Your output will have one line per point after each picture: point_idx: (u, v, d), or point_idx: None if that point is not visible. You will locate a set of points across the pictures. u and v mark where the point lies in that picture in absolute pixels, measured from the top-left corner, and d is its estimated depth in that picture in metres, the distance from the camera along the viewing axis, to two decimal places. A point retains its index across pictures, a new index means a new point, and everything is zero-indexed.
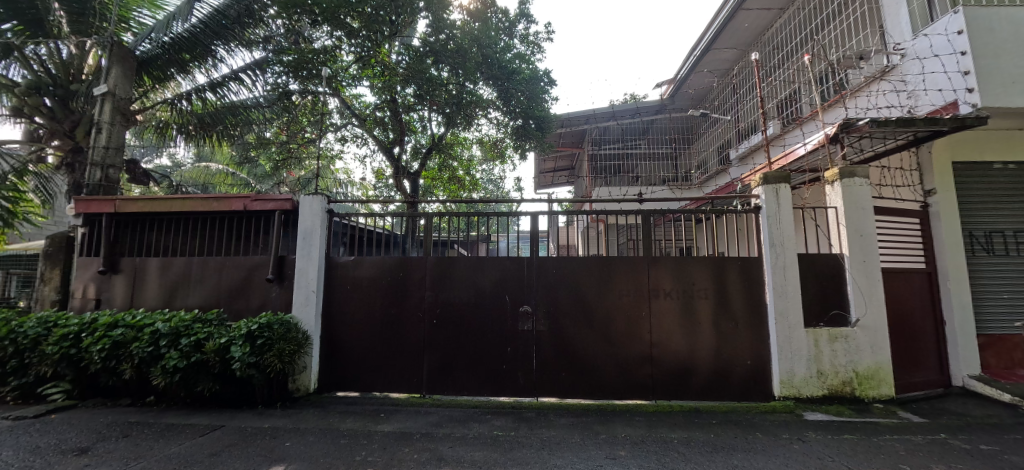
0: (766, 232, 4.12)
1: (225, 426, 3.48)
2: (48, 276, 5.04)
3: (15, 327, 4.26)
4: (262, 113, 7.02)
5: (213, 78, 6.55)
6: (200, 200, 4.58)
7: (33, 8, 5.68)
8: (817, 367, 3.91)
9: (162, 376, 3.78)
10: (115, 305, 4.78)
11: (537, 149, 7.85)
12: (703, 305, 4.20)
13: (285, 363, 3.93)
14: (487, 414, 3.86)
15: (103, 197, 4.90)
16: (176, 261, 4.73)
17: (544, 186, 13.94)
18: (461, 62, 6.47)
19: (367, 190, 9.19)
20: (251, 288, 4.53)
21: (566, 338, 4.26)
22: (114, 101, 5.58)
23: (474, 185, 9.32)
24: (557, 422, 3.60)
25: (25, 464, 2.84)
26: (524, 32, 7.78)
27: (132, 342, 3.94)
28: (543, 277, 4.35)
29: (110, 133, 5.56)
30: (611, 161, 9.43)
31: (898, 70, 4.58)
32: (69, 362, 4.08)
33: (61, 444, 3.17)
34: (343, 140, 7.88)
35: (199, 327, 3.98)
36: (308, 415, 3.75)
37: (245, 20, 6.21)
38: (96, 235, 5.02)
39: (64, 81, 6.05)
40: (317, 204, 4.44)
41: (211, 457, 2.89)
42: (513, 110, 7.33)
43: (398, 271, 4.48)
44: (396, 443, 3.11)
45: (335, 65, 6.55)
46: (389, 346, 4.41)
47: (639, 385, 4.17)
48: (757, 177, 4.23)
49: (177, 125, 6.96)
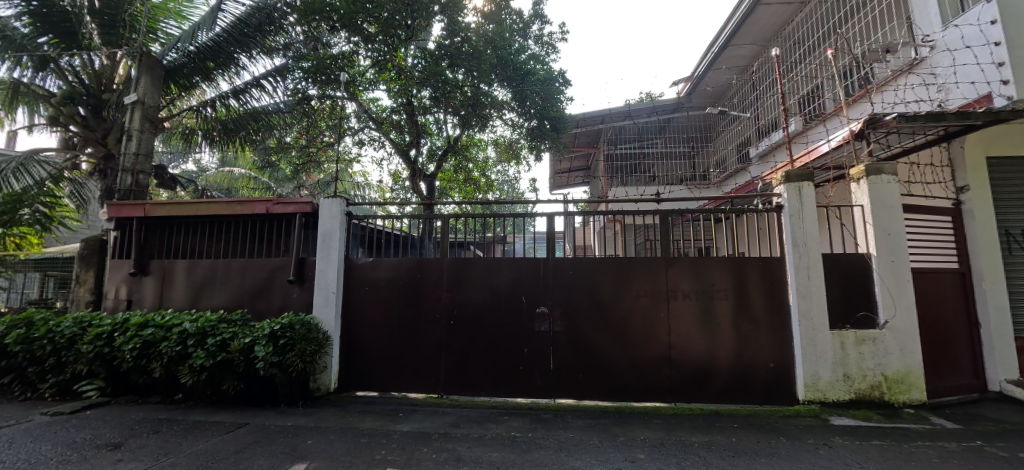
0: (788, 231, 4.01)
1: (250, 424, 3.57)
2: (83, 278, 5.25)
3: (53, 327, 4.46)
4: (282, 119, 7.18)
5: (236, 85, 6.73)
6: (225, 204, 4.72)
7: (67, 21, 5.90)
8: (843, 370, 3.79)
9: (189, 375, 3.90)
10: (145, 306, 4.96)
11: (553, 149, 7.84)
12: (723, 307, 4.12)
13: (306, 362, 4.01)
14: (504, 414, 3.87)
15: (133, 201, 5.09)
16: (202, 263, 4.87)
17: (559, 187, 13.89)
18: (476, 65, 6.47)
19: (384, 192, 9.33)
20: (273, 289, 4.64)
21: (582, 339, 4.24)
22: (143, 109, 5.78)
23: (490, 187, 9.36)
24: (575, 424, 3.58)
25: (63, 458, 2.97)
26: (539, 33, 7.78)
27: (161, 341, 4.08)
28: (559, 278, 4.33)
29: (139, 140, 5.77)
30: (627, 161, 9.36)
31: (927, 63, 4.44)
32: (102, 361, 4.25)
33: (95, 439, 3.30)
34: (361, 143, 8.02)
35: (225, 327, 4.10)
36: (328, 414, 3.82)
37: (267, 28, 6.38)
38: (127, 238, 5.22)
39: (96, 91, 6.29)
40: (336, 207, 4.52)
41: (236, 454, 2.96)
42: (528, 110, 7.36)
43: (415, 272, 4.53)
44: (414, 443, 3.14)
45: (353, 70, 6.64)
46: (406, 346, 4.45)
47: (657, 388, 4.12)
48: (779, 175, 4.13)
49: (203, 132, 7.20)
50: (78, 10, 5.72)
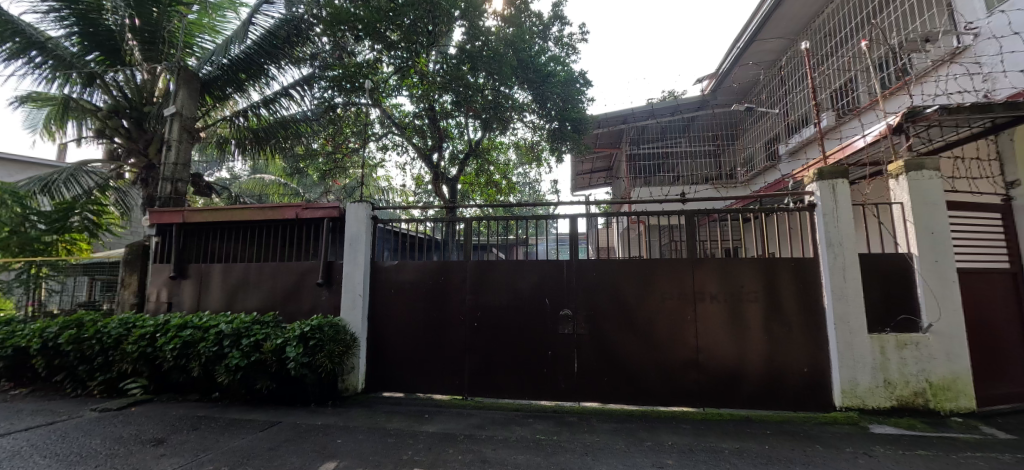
0: (822, 231, 3.87)
1: (282, 422, 3.68)
2: (127, 281, 5.54)
3: (101, 327, 4.73)
4: (309, 126, 7.41)
5: (266, 95, 7.04)
6: (257, 210, 4.90)
7: (111, 39, 6.25)
8: (884, 376, 3.62)
9: (226, 374, 4.06)
10: (184, 308, 5.20)
11: (574, 150, 7.81)
12: (753, 309, 4.00)
13: (335, 363, 4.12)
14: (529, 417, 3.86)
15: (173, 209, 5.37)
16: (237, 267, 5.07)
17: (580, 188, 13.79)
18: (497, 68, 6.52)
19: (407, 196, 9.49)
20: (303, 291, 4.78)
21: (607, 342, 4.19)
22: (182, 120, 6.08)
23: (512, 189, 9.38)
24: (600, 428, 3.54)
25: (112, 452, 3.13)
26: (558, 35, 7.77)
27: (199, 341, 4.26)
28: (582, 280, 4.30)
29: (178, 150, 6.06)
30: (650, 161, 9.22)
31: (970, 52, 4.22)
32: (145, 360, 4.48)
33: (140, 435, 3.47)
34: (385, 148, 8.17)
35: (258, 328, 4.25)
36: (356, 414, 3.90)
37: (294, 39, 6.62)
38: (168, 243, 5.50)
39: (139, 104, 6.65)
40: (362, 211, 4.62)
41: (271, 451, 3.07)
42: (549, 112, 7.35)
43: (439, 275, 4.58)
44: (440, 444, 3.17)
45: (376, 77, 6.79)
46: (431, 348, 4.51)
47: (685, 392, 4.02)
48: (811, 173, 4.00)
49: (236, 141, 7.54)
50: (122, 29, 6.05)
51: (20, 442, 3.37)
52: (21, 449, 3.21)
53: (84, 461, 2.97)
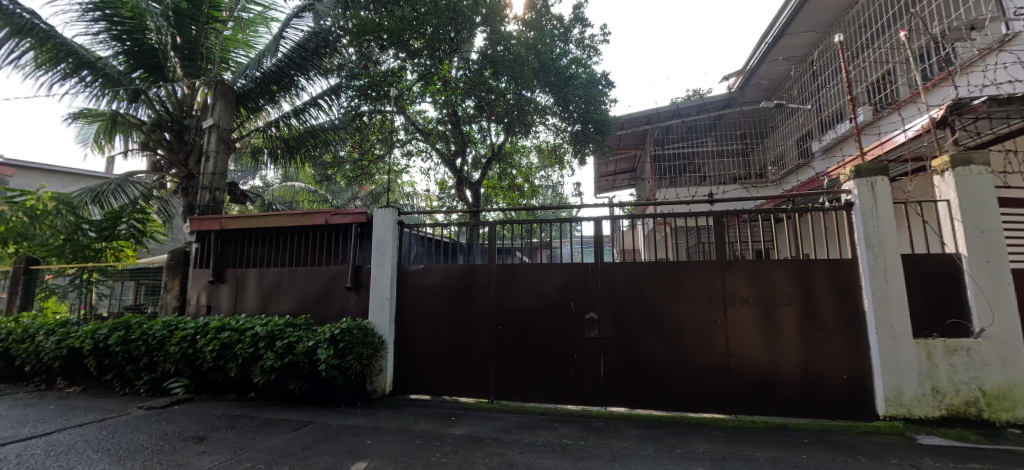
0: (860, 231, 3.70)
1: (314, 423, 3.79)
2: (170, 285, 5.82)
3: (146, 330, 4.99)
4: (337, 134, 7.62)
5: (297, 106, 7.31)
6: (289, 216, 5.08)
7: (154, 57, 6.61)
8: (931, 384, 3.42)
9: (261, 375, 4.21)
10: (222, 311, 5.44)
11: (597, 152, 7.74)
12: (788, 313, 3.85)
13: (363, 365, 4.21)
14: (555, 421, 3.84)
15: (211, 216, 5.64)
16: (270, 272, 5.25)
17: (604, 190, 13.65)
18: (519, 72, 6.54)
19: (431, 200, 9.66)
20: (332, 295, 4.92)
21: (634, 346, 4.12)
22: (219, 132, 6.39)
23: (535, 192, 9.40)
24: (628, 433, 3.48)
25: (157, 448, 3.30)
26: (580, 37, 7.74)
27: (236, 343, 4.44)
28: (607, 283, 4.26)
29: (215, 160, 6.36)
30: (676, 161, 9.07)
31: (1021, 39, 3.97)
32: (187, 361, 4.70)
33: (183, 432, 3.64)
34: (409, 154, 8.34)
35: (291, 330, 4.40)
36: (384, 416, 3.97)
37: (323, 50, 6.84)
38: (207, 249, 5.77)
39: (179, 117, 7.00)
40: (388, 216, 4.72)
41: (304, 450, 3.16)
42: (571, 115, 7.33)
43: (464, 278, 4.63)
44: (467, 446, 3.19)
45: (401, 85, 6.95)
46: (457, 351, 4.55)
47: (716, 398, 3.91)
48: (848, 171, 3.84)
49: (269, 150, 7.84)
50: (165, 47, 6.39)
51: (75, 437, 3.59)
52: (76, 444, 3.42)
53: (132, 456, 3.14)
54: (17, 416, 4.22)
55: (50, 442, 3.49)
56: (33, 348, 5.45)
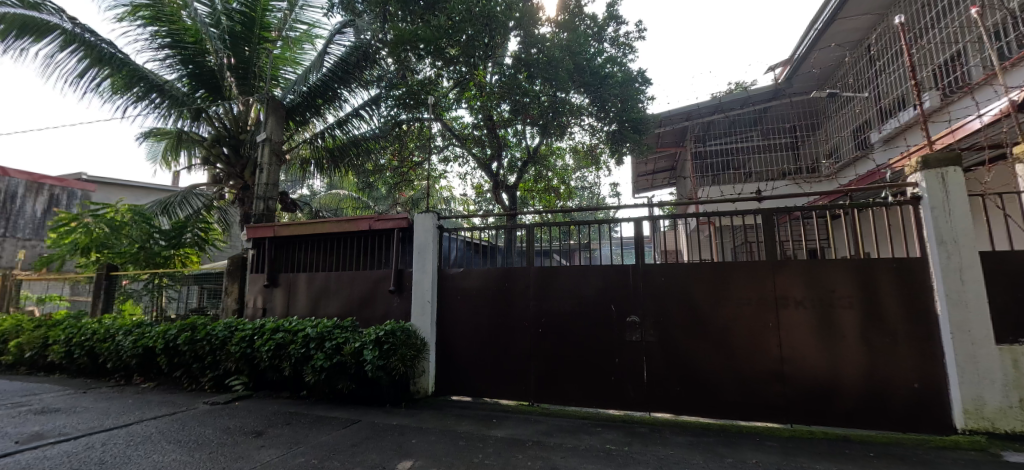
0: (929, 227, 3.40)
1: (362, 421, 3.93)
2: (230, 289, 6.26)
3: (210, 330, 5.37)
4: (378, 143, 7.92)
5: (340, 117, 7.74)
6: (335, 223, 5.33)
7: (213, 78, 7.11)
8: (1019, 395, 3.08)
9: (312, 374, 4.44)
10: (276, 313, 5.78)
11: (635, 152, 7.58)
12: (848, 316, 3.59)
13: (407, 366, 4.33)
14: (597, 425, 3.79)
15: (266, 224, 6.01)
16: (319, 276, 5.52)
17: (642, 190, 13.36)
18: (554, 73, 6.53)
19: (468, 204, 9.87)
20: (377, 298, 5.10)
21: (678, 350, 3.99)
22: (272, 145, 6.81)
23: (571, 194, 9.37)
24: (674, 440, 3.38)
25: (222, 441, 3.54)
26: (614, 35, 7.60)
27: (290, 343, 4.70)
28: (649, 285, 4.15)
29: (269, 172, 6.79)
30: (720, 158, 8.74)
31: None
32: (245, 359, 5.02)
33: (244, 427, 3.89)
34: (447, 160, 8.54)
35: (338, 332, 4.60)
36: (428, 416, 4.06)
37: (363, 63, 7.13)
38: (261, 255, 6.13)
39: (236, 133, 7.50)
40: (429, 220, 4.82)
41: (353, 447, 3.29)
42: (608, 114, 7.21)
43: (503, 281, 4.66)
44: (509, 449, 3.20)
45: (437, 92, 7.13)
46: (497, 353, 4.59)
47: (768, 406, 3.72)
48: (914, 161, 3.55)
49: (315, 160, 8.26)
50: (222, 68, 6.86)
51: (151, 429, 3.92)
52: (152, 435, 3.73)
53: (200, 448, 3.38)
54: (102, 409, 4.67)
55: (130, 433, 3.82)
56: (113, 347, 6.00)
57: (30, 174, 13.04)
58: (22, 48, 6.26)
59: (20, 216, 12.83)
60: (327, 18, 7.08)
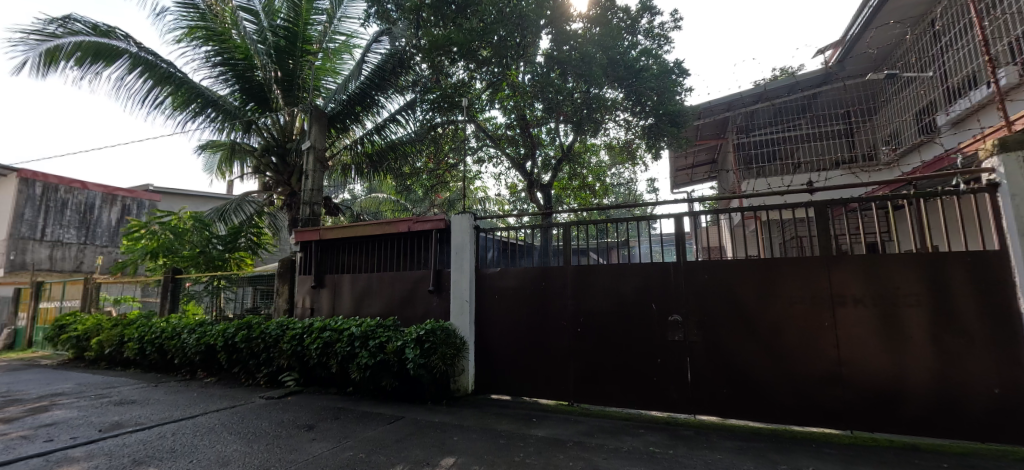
0: (1010, 217, 3.09)
1: (405, 418, 4.05)
2: (280, 290, 6.59)
3: (264, 329, 5.71)
4: (414, 147, 8.12)
5: (378, 123, 8.01)
6: (376, 225, 5.52)
7: (261, 90, 7.45)
8: None
9: (358, 371, 4.62)
10: (323, 313, 6.06)
11: (673, 145, 7.35)
12: (915, 315, 3.32)
13: (447, 365, 4.43)
14: (639, 427, 3.71)
15: (312, 228, 6.32)
16: (362, 277, 5.73)
17: (681, 185, 12.95)
18: (587, 70, 6.45)
19: (503, 204, 10.02)
20: (417, 298, 5.23)
21: (725, 351, 3.83)
22: (316, 152, 7.15)
23: (606, 191, 9.26)
24: (721, 444, 3.25)
25: (277, 433, 3.75)
26: (649, 26, 7.38)
27: (336, 342, 4.93)
28: (692, 283, 4.02)
29: (313, 178, 7.13)
30: (766, 148, 8.35)
31: None
32: (296, 357, 5.30)
33: (296, 420, 4.10)
34: (481, 161, 8.65)
35: (382, 331, 4.78)
36: (468, 414, 4.12)
37: (398, 70, 7.33)
38: (308, 257, 6.44)
39: (282, 142, 7.90)
40: (465, 221, 4.90)
41: (398, 443, 3.39)
42: (644, 108, 7.01)
43: (540, 280, 4.66)
44: (551, 448, 3.19)
45: (470, 94, 7.23)
46: (535, 352, 4.60)
47: (825, 411, 3.50)
48: (990, 145, 3.23)
49: (355, 166, 8.55)
50: (270, 82, 7.26)
51: (215, 420, 4.22)
52: (216, 427, 4.01)
53: (258, 440, 3.60)
54: (172, 401, 5.07)
55: (196, 424, 4.13)
56: (179, 344, 6.50)
57: (105, 186, 14.39)
58: (97, 72, 6.89)
59: (98, 225, 14.19)
60: (364, 28, 7.34)
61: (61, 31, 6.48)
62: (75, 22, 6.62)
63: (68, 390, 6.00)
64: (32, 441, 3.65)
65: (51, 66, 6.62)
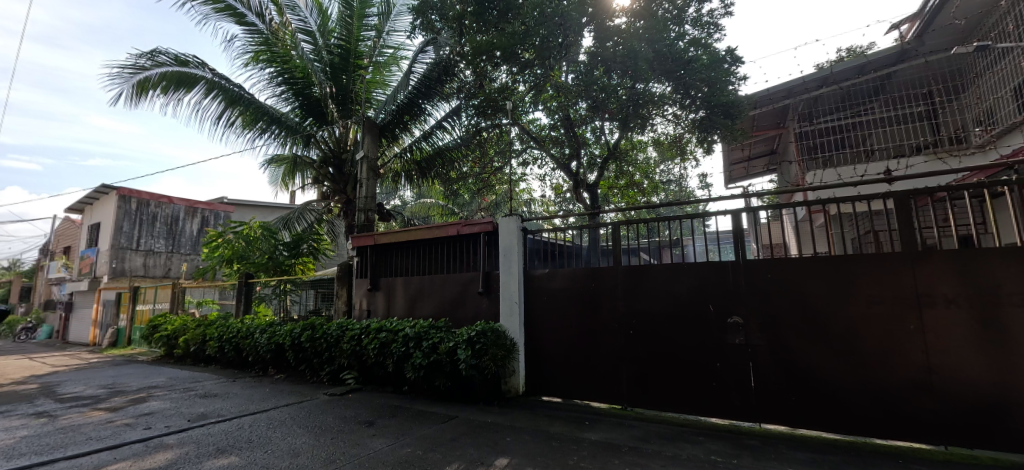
0: None
1: (458, 417, 4.13)
2: (340, 293, 6.97)
3: (326, 330, 6.08)
4: (459, 152, 8.32)
5: (425, 130, 8.30)
6: (426, 230, 5.69)
7: (319, 106, 7.95)
8: None
9: (412, 371, 4.80)
10: (379, 314, 6.34)
11: (727, 138, 6.99)
12: (1021, 317, 2.92)
13: (498, 366, 4.49)
14: (698, 434, 3.55)
15: (367, 233, 6.66)
16: (414, 280, 5.94)
17: (737, 179, 12.30)
18: (632, 65, 6.27)
19: (549, 205, 10.05)
20: (467, 300, 5.35)
21: (792, 356, 3.57)
22: (368, 162, 7.54)
23: (655, 188, 9.02)
24: (791, 456, 3.04)
25: (341, 428, 3.97)
26: (697, 15, 7.03)
27: (392, 342, 5.15)
28: (753, 282, 3.79)
29: (366, 187, 7.53)
30: (830, 137, 7.78)
31: None
32: (355, 356, 5.59)
33: (358, 416, 4.32)
34: (526, 163, 8.72)
35: (434, 332, 4.93)
36: (520, 416, 4.14)
37: (444, 78, 7.56)
38: (364, 261, 6.77)
39: (338, 153, 8.40)
40: (512, 224, 4.93)
41: (452, 441, 3.48)
42: (694, 101, 6.72)
43: (589, 281, 4.60)
44: (605, 453, 3.14)
45: (514, 97, 7.29)
46: (586, 355, 4.54)
47: (911, 423, 3.17)
48: None
49: (405, 173, 8.86)
50: (326, 97, 7.72)
51: (285, 414, 4.54)
52: (286, 420, 4.32)
53: (324, 434, 3.83)
54: (248, 395, 5.53)
55: (269, 417, 4.46)
56: (252, 343, 7.06)
57: (188, 200, 16.01)
58: (179, 98, 7.67)
59: (183, 235, 15.81)
60: (410, 39, 7.63)
61: (149, 64, 7.26)
62: (161, 54, 7.36)
63: (162, 383, 6.71)
64: (134, 428, 4.13)
65: (141, 96, 7.45)
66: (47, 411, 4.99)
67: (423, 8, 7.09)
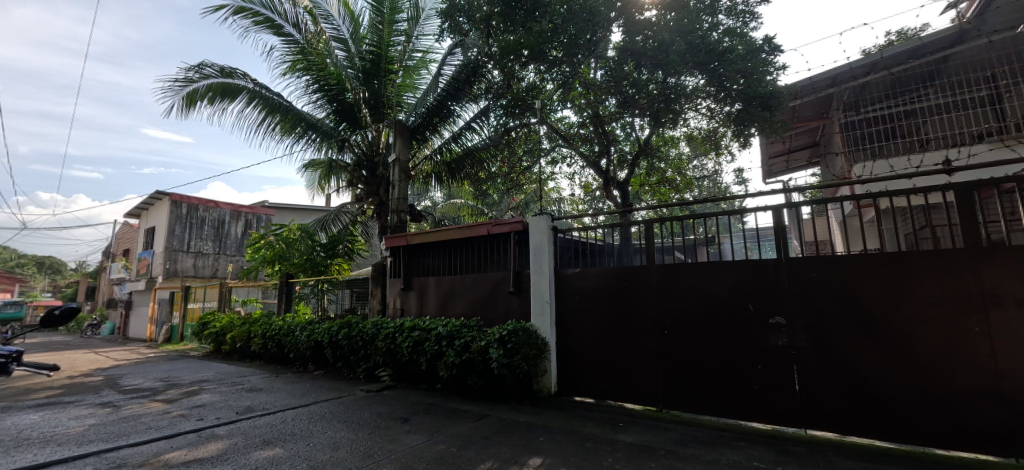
0: None
1: (490, 416, 4.16)
2: (374, 292, 7.16)
3: (362, 328, 6.27)
4: (488, 152, 8.37)
5: (455, 132, 8.42)
6: (456, 229, 5.75)
7: (351, 111, 8.10)
8: None
9: (445, 369, 4.88)
10: (412, 313, 6.49)
11: (764, 131, 6.70)
12: None
13: (530, 365, 4.50)
14: (739, 439, 3.42)
15: (400, 234, 6.83)
16: (446, 279, 6.04)
17: (776, 173, 11.76)
18: (664, 58, 6.10)
19: (578, 203, 9.96)
20: (497, 299, 5.38)
21: (841, 359, 3.38)
22: (400, 164, 7.74)
23: (688, 185, 8.76)
24: (841, 464, 2.88)
25: (377, 424, 4.08)
26: (732, 4, 6.76)
27: (425, 340, 5.25)
28: (797, 281, 3.63)
29: (398, 188, 7.74)
30: (879, 127, 7.34)
31: None
32: (390, 354, 5.74)
33: (393, 413, 4.43)
34: (554, 162, 8.69)
35: (466, 331, 4.99)
36: (552, 416, 4.13)
37: (472, 79, 7.63)
38: (397, 261, 6.94)
39: (370, 156, 8.65)
40: (543, 223, 4.91)
41: (485, 440, 3.51)
42: (728, 93, 6.47)
43: (621, 280, 4.52)
44: (640, 455, 3.07)
45: (542, 96, 7.23)
46: (619, 355, 4.47)
47: (977, 432, 2.94)
48: None
49: (435, 174, 9.01)
50: (359, 102, 7.96)
51: (324, 409, 4.72)
52: (325, 415, 4.49)
53: (361, 429, 3.95)
54: (289, 390, 5.79)
55: (310, 412, 4.65)
56: (293, 340, 7.37)
57: (233, 205, 16.92)
58: (223, 108, 8.12)
59: (228, 237, 16.70)
60: (439, 43, 7.74)
61: (197, 76, 7.70)
62: (208, 67, 7.81)
63: (212, 377, 7.13)
64: (188, 419, 4.40)
65: (190, 107, 7.94)
66: (111, 401, 5.40)
67: (451, 11, 7.17)
